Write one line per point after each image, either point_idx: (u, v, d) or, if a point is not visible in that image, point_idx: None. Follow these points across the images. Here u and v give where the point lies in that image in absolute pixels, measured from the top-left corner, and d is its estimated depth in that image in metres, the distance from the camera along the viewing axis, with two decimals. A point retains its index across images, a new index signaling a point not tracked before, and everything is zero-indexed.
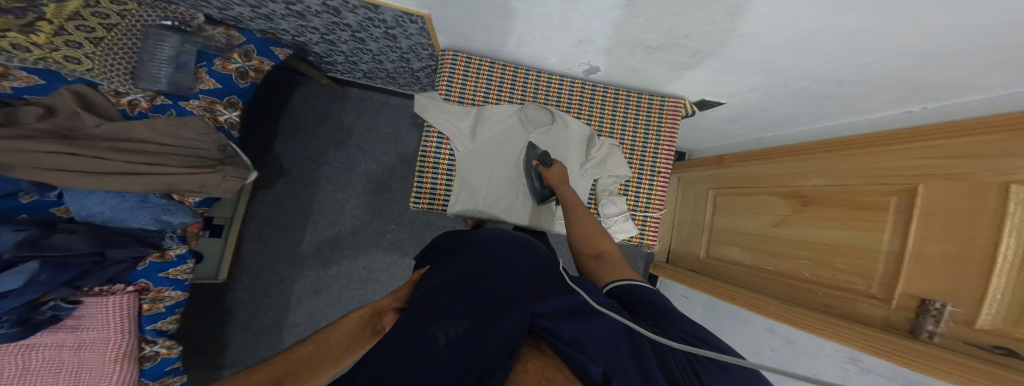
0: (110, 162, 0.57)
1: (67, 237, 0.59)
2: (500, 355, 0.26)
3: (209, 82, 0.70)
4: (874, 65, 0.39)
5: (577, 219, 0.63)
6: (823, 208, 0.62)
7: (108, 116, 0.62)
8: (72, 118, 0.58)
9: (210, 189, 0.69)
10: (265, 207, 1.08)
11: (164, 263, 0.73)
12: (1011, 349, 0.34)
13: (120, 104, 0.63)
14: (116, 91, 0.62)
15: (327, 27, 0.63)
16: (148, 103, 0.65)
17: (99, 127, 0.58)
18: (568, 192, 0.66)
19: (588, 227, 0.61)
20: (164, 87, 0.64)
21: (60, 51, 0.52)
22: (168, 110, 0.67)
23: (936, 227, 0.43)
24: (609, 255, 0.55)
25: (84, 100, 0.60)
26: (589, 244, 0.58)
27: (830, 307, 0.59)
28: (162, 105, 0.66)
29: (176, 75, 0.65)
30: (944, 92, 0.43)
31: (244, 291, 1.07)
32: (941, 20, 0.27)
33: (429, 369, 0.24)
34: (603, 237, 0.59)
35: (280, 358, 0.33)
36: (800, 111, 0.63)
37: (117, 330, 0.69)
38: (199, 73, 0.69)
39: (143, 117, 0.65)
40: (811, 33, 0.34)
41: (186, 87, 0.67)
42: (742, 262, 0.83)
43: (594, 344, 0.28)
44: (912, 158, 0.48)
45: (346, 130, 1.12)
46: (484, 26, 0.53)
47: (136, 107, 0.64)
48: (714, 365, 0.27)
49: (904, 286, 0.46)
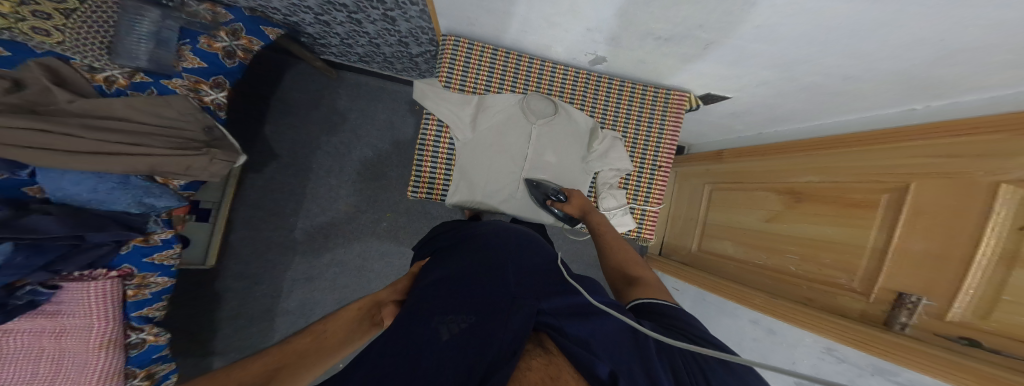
0: (85, 141, 0.53)
1: (42, 218, 0.54)
2: (504, 354, 0.26)
3: (192, 59, 0.66)
4: (887, 60, 0.40)
5: (609, 246, 0.57)
6: (816, 205, 0.64)
7: (82, 92, 0.57)
8: (44, 94, 0.53)
9: (197, 172, 0.66)
10: (254, 192, 1.04)
11: (149, 247, 0.71)
12: (973, 341, 0.36)
13: (94, 80, 0.59)
14: (91, 67, 0.58)
15: (320, 5, 0.60)
16: (126, 79, 0.61)
17: (73, 103, 0.54)
18: (597, 217, 0.64)
19: (622, 254, 0.55)
20: (144, 64, 0.61)
21: (26, 22, 0.49)
22: (147, 89, 0.63)
23: (921, 225, 0.44)
24: (647, 283, 0.48)
25: (57, 76, 0.55)
26: (624, 270, 0.52)
27: (813, 300, 0.61)
28: (141, 83, 0.63)
29: (157, 52, 0.62)
30: (950, 90, 0.44)
31: (234, 278, 1.05)
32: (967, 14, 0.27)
33: (432, 368, 0.24)
34: (638, 264, 0.52)
35: (276, 349, 0.32)
36: (806, 107, 0.64)
37: (101, 317, 0.67)
38: (182, 50, 0.64)
39: (121, 94, 0.61)
40: (833, 25, 0.34)
41: (168, 65, 0.64)
42: (732, 255, 0.85)
43: (599, 342, 0.29)
44: (905, 157, 0.49)
45: (340, 114, 1.08)
46: (489, 11, 0.51)
47: (113, 84, 0.60)
48: (718, 363, 0.27)
49: (884, 281, 0.49)
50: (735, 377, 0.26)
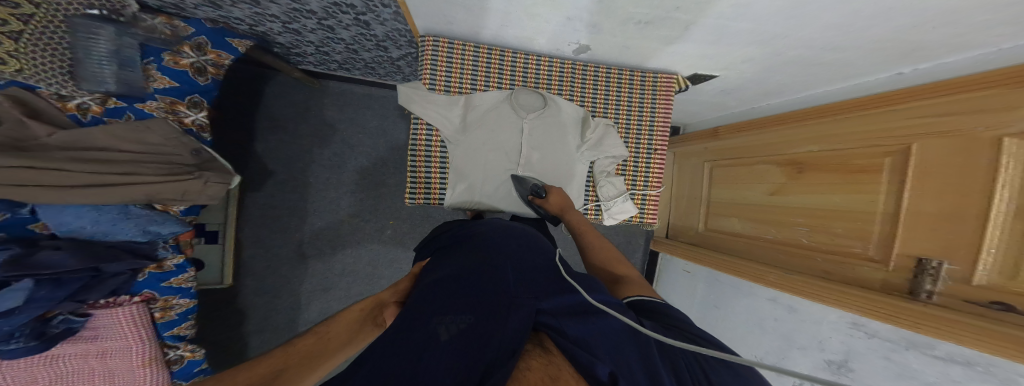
0: (74, 174, 0.55)
1: (52, 255, 0.57)
2: (504, 353, 0.25)
3: (162, 79, 0.65)
4: (865, 30, 0.37)
5: (593, 246, 0.60)
6: (819, 174, 0.61)
7: (58, 124, 0.59)
8: (20, 127, 0.53)
9: (194, 196, 0.68)
10: (259, 211, 1.07)
11: (164, 273, 0.74)
12: (1008, 305, 0.34)
13: (69, 110, 0.59)
14: (59, 94, 0.58)
15: (288, 14, 0.59)
16: (100, 106, 0.62)
17: (53, 136, 0.55)
18: (578, 218, 0.65)
19: (604, 254, 0.58)
20: (112, 87, 0.61)
21: None
22: (124, 114, 0.64)
23: (930, 186, 0.41)
24: (630, 280, 0.50)
25: (28, 107, 0.55)
26: (609, 270, 0.55)
27: (831, 273, 0.58)
28: (117, 108, 0.63)
29: (122, 73, 0.61)
30: (937, 55, 0.41)
31: (251, 295, 1.08)
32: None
33: (430, 368, 0.24)
34: (622, 263, 0.55)
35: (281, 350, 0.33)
36: (795, 80, 0.60)
37: (136, 338, 0.71)
38: (149, 70, 0.63)
39: (98, 122, 0.62)
40: (814, 0, 0.31)
41: (139, 86, 0.63)
42: (740, 233, 0.83)
43: (602, 345, 0.28)
44: (901, 121, 0.46)
45: (331, 126, 1.09)
46: (457, 6, 0.49)
47: (87, 111, 0.61)
48: (721, 364, 0.27)
49: (902, 247, 0.46)
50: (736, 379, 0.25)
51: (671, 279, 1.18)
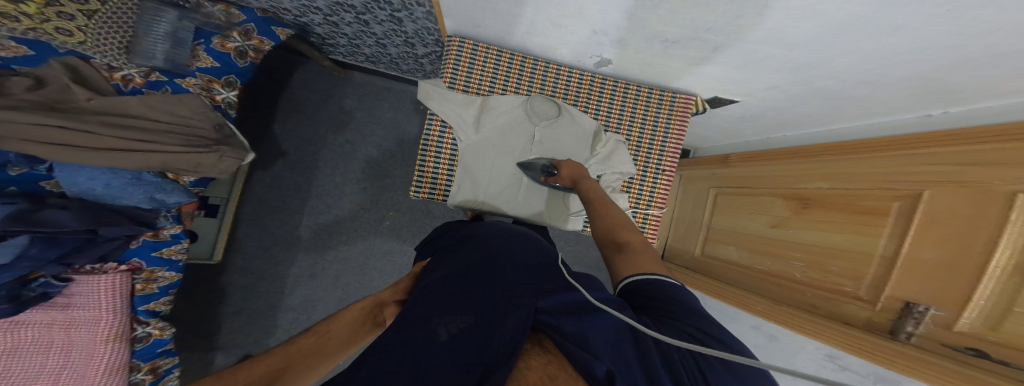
0: (101, 138, 0.56)
1: (56, 213, 0.56)
2: (502, 352, 0.26)
3: (206, 60, 0.68)
4: (904, 65, 0.38)
5: (597, 213, 0.58)
6: (824, 212, 0.63)
7: (101, 92, 0.60)
8: (63, 92, 0.55)
9: (206, 169, 0.67)
10: (261, 190, 1.06)
11: (157, 242, 0.72)
12: (982, 352, 0.36)
13: (114, 79, 0.61)
14: (110, 65, 0.61)
15: (331, 7, 0.61)
16: (143, 78, 0.63)
17: (90, 101, 0.57)
18: (591, 186, 0.63)
19: (609, 220, 0.55)
20: (159, 63, 0.64)
21: (50, 22, 0.51)
22: (163, 87, 0.65)
23: (933, 235, 0.44)
24: (634, 247, 0.48)
25: (77, 74, 0.58)
26: (611, 236, 0.52)
27: (818, 307, 0.61)
28: (157, 82, 0.64)
29: (173, 52, 0.65)
30: (975, 95, 0.42)
31: (238, 273, 1.06)
32: (986, 19, 0.26)
33: (429, 367, 0.25)
34: (626, 228, 0.52)
35: (281, 349, 0.32)
36: (813, 111, 0.63)
37: (110, 309, 0.68)
38: (196, 50, 0.67)
39: (136, 93, 0.63)
40: (850, 29, 0.33)
41: (182, 64, 0.66)
42: (735, 261, 0.85)
43: (598, 339, 0.29)
44: (914, 165, 0.49)
45: (347, 113, 1.09)
46: (494, 13, 0.51)
47: (130, 82, 0.62)
48: (722, 365, 0.26)
49: (892, 290, 0.48)
50: (737, 380, 0.25)
51: None
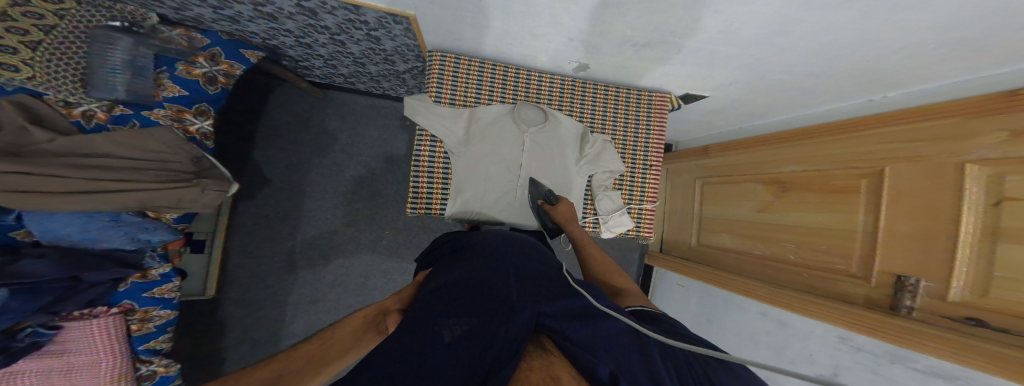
0: (71, 181, 0.54)
1: (35, 263, 0.54)
2: (505, 355, 0.26)
3: (172, 88, 0.66)
4: (853, 58, 0.40)
5: (592, 257, 0.61)
6: (801, 194, 0.64)
7: (59, 129, 0.56)
8: (19, 133, 0.51)
9: (189, 205, 0.67)
10: (249, 219, 1.04)
11: (146, 282, 0.70)
12: (981, 320, 0.36)
13: (72, 116, 0.58)
14: (66, 101, 0.57)
15: (302, 29, 0.60)
16: (106, 113, 0.61)
17: (53, 142, 0.54)
18: (578, 230, 0.65)
19: (604, 267, 0.60)
20: (122, 95, 0.61)
21: None
22: (129, 121, 0.63)
23: (903, 207, 0.45)
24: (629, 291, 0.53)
25: (32, 113, 0.53)
26: (607, 281, 0.57)
27: (816, 288, 0.61)
28: (122, 115, 0.62)
29: (133, 81, 0.62)
30: (910, 80, 0.45)
31: (235, 306, 1.03)
32: (920, 8, 0.27)
33: (432, 368, 0.24)
34: (619, 276, 0.57)
35: (285, 356, 0.33)
36: (773, 103, 0.65)
37: (108, 353, 0.66)
38: (160, 79, 0.65)
39: (100, 129, 0.60)
40: (795, 29, 0.35)
41: (147, 94, 0.64)
42: (730, 248, 0.85)
43: (602, 346, 0.29)
44: (877, 143, 0.50)
45: (331, 134, 1.08)
46: (471, 25, 0.51)
47: (91, 118, 0.60)
48: (718, 365, 0.29)
49: (882, 264, 0.48)
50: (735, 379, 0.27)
51: (664, 293, 1.19)
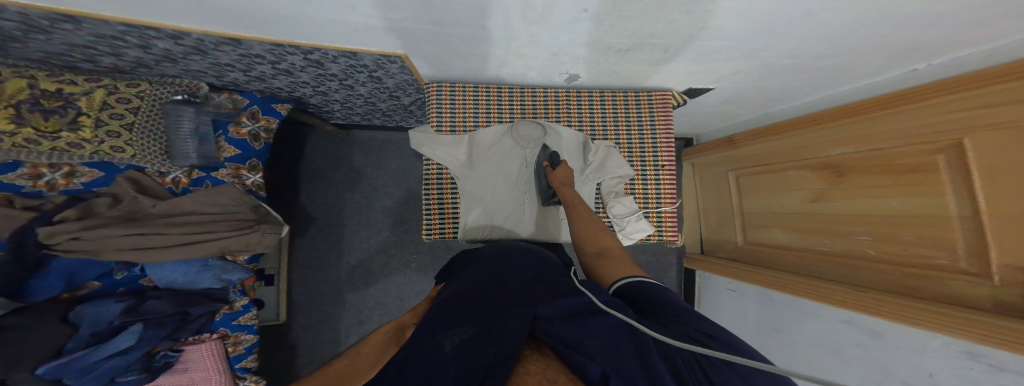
0: (171, 234, 0.70)
1: (155, 302, 0.72)
2: (501, 356, 0.25)
3: (229, 149, 0.81)
4: (886, 16, 0.34)
5: (579, 216, 0.60)
6: (865, 176, 0.55)
7: (160, 195, 0.75)
8: (134, 202, 0.70)
9: (254, 246, 0.80)
10: (304, 253, 1.20)
11: (234, 313, 0.85)
12: None
13: (166, 183, 0.76)
14: (161, 172, 0.76)
15: (316, 79, 0.71)
16: (186, 177, 0.78)
17: (155, 206, 0.70)
18: (570, 193, 0.64)
19: (589, 225, 0.58)
20: (195, 161, 0.76)
21: (105, 142, 0.67)
22: (204, 182, 0.80)
23: (1004, 183, 0.34)
24: (612, 252, 0.51)
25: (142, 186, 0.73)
26: (590, 240, 0.55)
27: (916, 289, 0.47)
28: (199, 178, 0.79)
29: (201, 147, 0.76)
30: (975, 27, 0.36)
31: (300, 328, 1.19)
32: None
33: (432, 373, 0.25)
34: (603, 234, 0.55)
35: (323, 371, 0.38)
36: (805, 78, 0.57)
37: (215, 370, 0.82)
38: (220, 142, 0.80)
39: (186, 191, 0.78)
40: (792, 7, 0.32)
41: (212, 157, 0.78)
42: (789, 244, 0.73)
43: (594, 345, 0.27)
44: (962, 101, 0.39)
45: (358, 171, 1.22)
46: (460, 55, 0.55)
47: (179, 183, 0.78)
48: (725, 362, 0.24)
49: (998, 255, 0.36)
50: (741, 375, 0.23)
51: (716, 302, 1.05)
